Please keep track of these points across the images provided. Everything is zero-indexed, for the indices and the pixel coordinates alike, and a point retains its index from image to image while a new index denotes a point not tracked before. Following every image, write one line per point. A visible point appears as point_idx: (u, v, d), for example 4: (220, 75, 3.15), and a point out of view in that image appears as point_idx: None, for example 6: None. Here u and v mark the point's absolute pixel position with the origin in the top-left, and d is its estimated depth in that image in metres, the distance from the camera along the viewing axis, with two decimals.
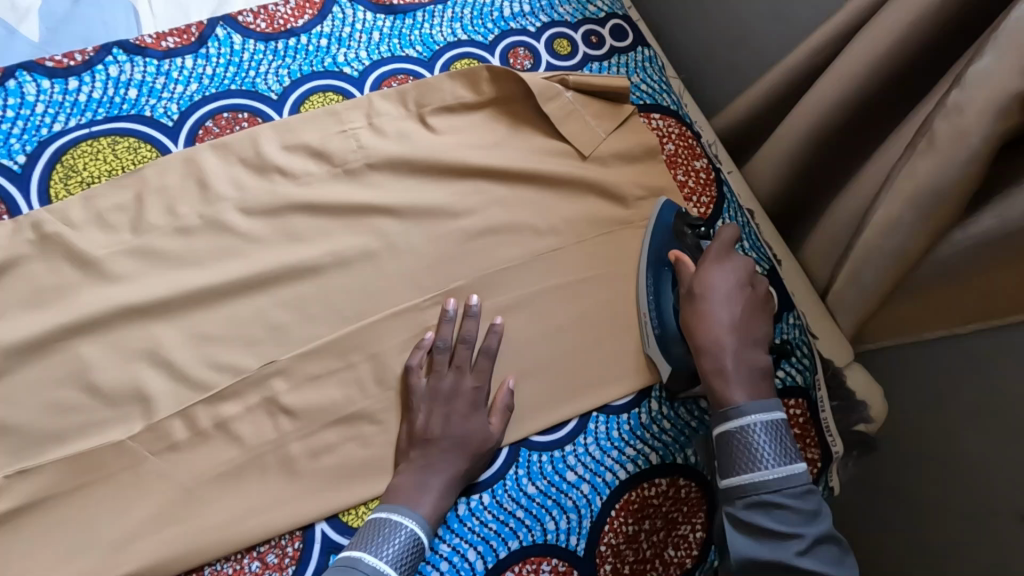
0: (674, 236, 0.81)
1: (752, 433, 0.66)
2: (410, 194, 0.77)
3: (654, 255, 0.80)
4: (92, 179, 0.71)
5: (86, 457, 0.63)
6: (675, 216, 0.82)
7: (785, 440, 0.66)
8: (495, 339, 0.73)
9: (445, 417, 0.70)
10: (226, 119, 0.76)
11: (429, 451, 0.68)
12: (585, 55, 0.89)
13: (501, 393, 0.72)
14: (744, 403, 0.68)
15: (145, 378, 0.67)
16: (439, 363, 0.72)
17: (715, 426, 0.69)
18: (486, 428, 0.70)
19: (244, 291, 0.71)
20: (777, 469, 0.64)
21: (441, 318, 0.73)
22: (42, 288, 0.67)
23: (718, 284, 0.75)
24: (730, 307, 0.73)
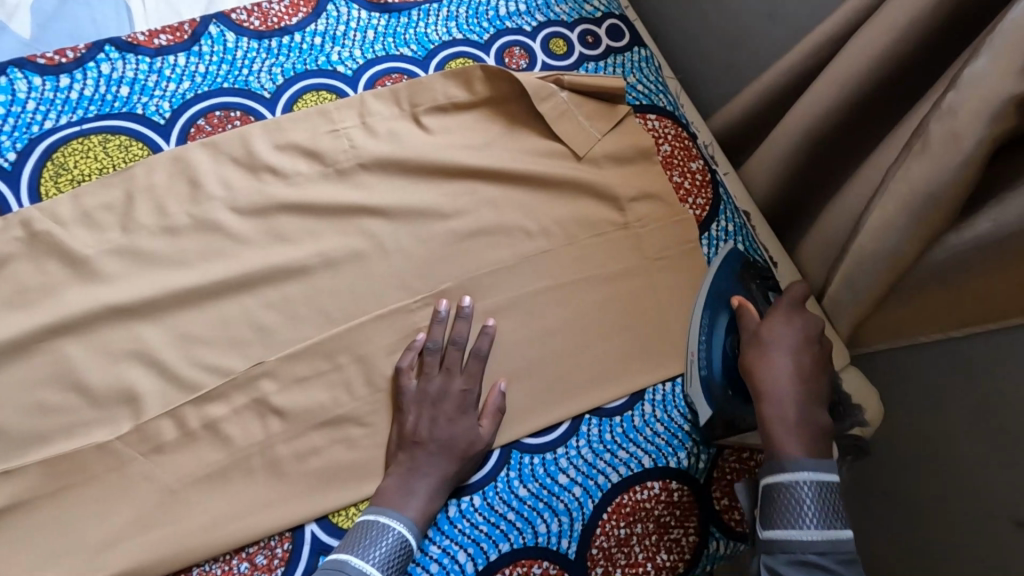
0: (738, 280, 0.82)
1: (801, 491, 0.66)
2: (402, 195, 0.76)
3: (714, 296, 0.81)
4: (83, 176, 0.71)
5: (70, 459, 0.62)
6: (739, 264, 0.83)
7: (832, 502, 0.67)
8: (486, 341, 0.72)
9: (433, 420, 0.69)
10: (218, 117, 0.76)
11: (417, 454, 0.68)
12: (581, 55, 0.88)
13: (492, 396, 0.72)
14: (800, 458, 0.68)
15: (135, 377, 0.66)
16: (430, 365, 0.72)
17: (765, 476, 0.69)
18: (475, 431, 0.70)
19: (232, 292, 0.70)
20: (820, 529, 0.64)
21: (433, 319, 0.73)
22: (27, 288, 0.66)
23: (787, 339, 0.76)
24: (795, 357, 0.74)
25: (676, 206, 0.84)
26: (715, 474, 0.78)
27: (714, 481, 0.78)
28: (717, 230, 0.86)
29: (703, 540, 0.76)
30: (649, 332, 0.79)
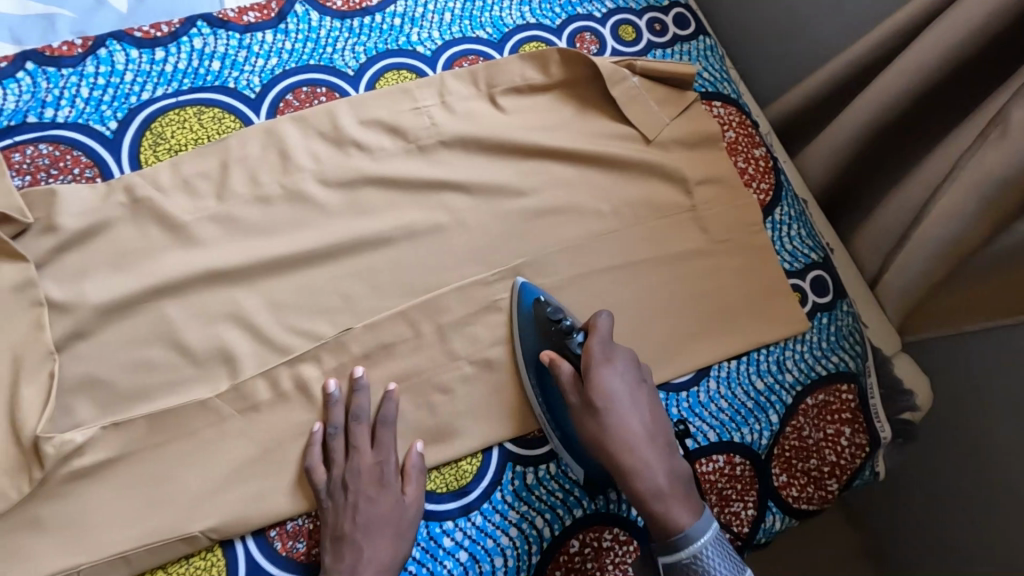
0: (539, 330, 0.74)
1: (704, 559, 0.63)
2: (478, 172, 0.79)
3: (532, 358, 0.74)
4: (180, 146, 0.73)
5: (173, 413, 0.65)
6: (535, 305, 0.75)
7: (729, 550, 0.65)
8: (391, 407, 0.69)
9: (353, 507, 0.65)
10: (305, 93, 0.78)
11: (344, 550, 0.64)
12: (649, 42, 0.90)
13: (410, 458, 0.69)
14: (690, 525, 0.64)
15: (231, 339, 0.68)
16: (337, 450, 0.67)
17: (663, 556, 0.64)
18: (401, 502, 0.67)
19: (319, 260, 0.73)
20: None
21: (327, 403, 0.68)
22: (128, 249, 0.68)
23: (613, 389, 0.69)
24: (635, 406, 0.69)
25: (743, 189, 0.86)
26: (775, 451, 0.80)
27: (774, 458, 0.80)
28: (780, 214, 0.88)
29: (760, 514, 0.80)
30: (712, 308, 0.81)
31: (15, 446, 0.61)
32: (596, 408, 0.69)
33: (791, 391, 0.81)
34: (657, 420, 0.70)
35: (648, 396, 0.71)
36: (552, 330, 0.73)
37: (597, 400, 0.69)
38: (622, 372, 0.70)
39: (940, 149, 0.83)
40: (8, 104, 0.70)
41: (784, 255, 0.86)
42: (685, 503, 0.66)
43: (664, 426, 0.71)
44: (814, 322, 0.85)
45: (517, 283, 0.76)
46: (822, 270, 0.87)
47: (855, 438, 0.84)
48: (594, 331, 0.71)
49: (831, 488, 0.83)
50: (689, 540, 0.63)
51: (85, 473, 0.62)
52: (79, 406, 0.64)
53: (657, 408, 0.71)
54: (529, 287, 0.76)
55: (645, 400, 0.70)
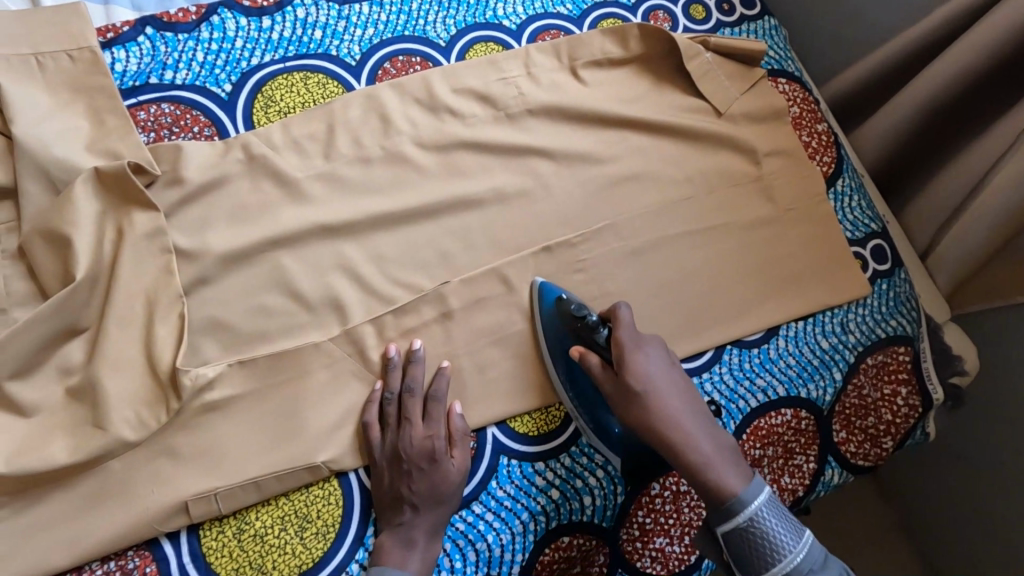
0: (564, 326, 0.75)
1: (763, 521, 0.62)
2: (563, 140, 0.84)
3: (561, 354, 0.75)
4: (288, 109, 0.78)
5: (291, 354, 0.70)
6: (556, 304, 0.76)
7: (787, 513, 0.64)
8: (442, 382, 0.72)
9: (407, 475, 0.68)
10: (401, 62, 0.83)
11: (403, 509, 0.67)
12: (718, 21, 0.95)
13: (455, 423, 0.71)
14: (742, 491, 0.63)
15: (341, 288, 0.73)
16: (391, 416, 0.70)
17: (722, 524, 0.63)
18: (451, 468, 0.69)
19: (419, 218, 0.78)
20: (796, 545, 0.61)
21: (386, 367, 0.71)
22: (246, 203, 0.73)
23: (649, 375, 0.69)
24: (671, 387, 0.69)
25: (807, 162, 0.90)
26: (836, 408, 0.85)
27: (835, 414, 0.85)
28: (842, 186, 0.92)
29: (820, 468, 0.85)
30: (779, 274, 0.86)
31: (152, 379, 0.66)
32: (636, 395, 0.68)
33: (853, 351, 0.86)
34: (694, 396, 0.71)
35: (681, 374, 0.72)
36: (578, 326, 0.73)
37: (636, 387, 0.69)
38: (654, 358, 0.71)
39: (997, 125, 0.87)
40: (130, 66, 0.75)
41: (846, 225, 0.91)
42: (735, 471, 0.65)
43: (701, 403, 0.71)
44: (874, 288, 0.89)
45: (538, 283, 0.78)
46: (882, 240, 0.92)
47: (909, 400, 0.89)
48: (618, 322, 0.72)
49: (886, 445, 0.88)
50: (745, 504, 0.62)
51: (215, 406, 0.67)
52: (206, 346, 0.68)
53: (691, 386, 0.71)
54: (549, 285, 0.77)
55: (680, 380, 0.71)
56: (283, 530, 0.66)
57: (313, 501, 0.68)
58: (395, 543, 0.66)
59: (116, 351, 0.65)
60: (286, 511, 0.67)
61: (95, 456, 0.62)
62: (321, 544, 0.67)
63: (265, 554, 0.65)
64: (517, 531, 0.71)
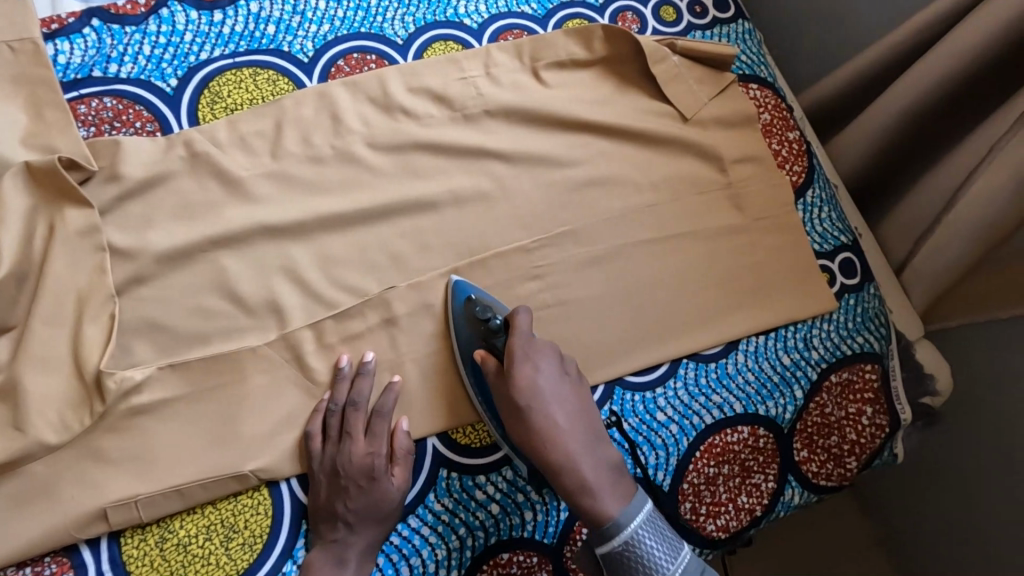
0: (470, 327, 0.73)
1: (639, 544, 0.61)
2: (521, 142, 0.81)
3: (464, 355, 0.73)
4: (236, 106, 0.76)
5: (225, 358, 0.68)
6: (465, 305, 0.74)
7: (665, 529, 0.63)
8: (391, 398, 0.70)
9: (344, 491, 0.66)
10: (356, 59, 0.81)
11: (338, 525, 0.65)
12: (690, 23, 0.92)
13: (398, 440, 0.69)
14: (620, 514, 0.62)
15: (281, 291, 0.71)
16: (333, 428, 0.68)
17: (599, 547, 0.62)
18: (389, 486, 0.67)
19: (366, 220, 0.75)
20: (671, 565, 0.61)
21: (335, 376, 0.70)
22: (187, 202, 0.71)
23: (536, 389, 0.67)
24: (558, 401, 0.68)
25: (777, 171, 0.88)
26: (798, 426, 0.83)
27: (796, 432, 0.83)
28: (812, 197, 0.89)
29: (780, 487, 0.82)
30: (742, 285, 0.83)
31: (79, 380, 0.64)
32: (520, 409, 0.67)
33: (816, 368, 0.83)
34: (584, 412, 0.69)
35: (574, 387, 0.70)
36: (483, 329, 0.72)
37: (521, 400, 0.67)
38: (546, 370, 0.69)
39: (975, 136, 0.85)
40: (74, 59, 0.73)
41: (815, 237, 0.88)
42: (613, 493, 0.64)
43: (592, 418, 0.70)
44: (842, 303, 0.86)
45: (452, 281, 0.75)
46: (851, 253, 0.89)
47: (875, 419, 0.86)
48: (514, 326, 0.70)
49: (850, 465, 0.85)
50: (621, 528, 0.61)
51: (143, 409, 0.65)
52: (137, 347, 0.67)
53: (583, 402, 0.70)
54: (461, 283, 0.75)
55: (571, 394, 0.69)
56: (208, 540, 0.64)
57: (241, 510, 0.66)
58: (326, 559, 0.64)
59: (41, 350, 0.64)
60: (212, 520, 0.65)
61: (14, 459, 0.61)
62: (247, 555, 0.65)
63: (188, 564, 0.64)
64: (454, 547, 0.69)
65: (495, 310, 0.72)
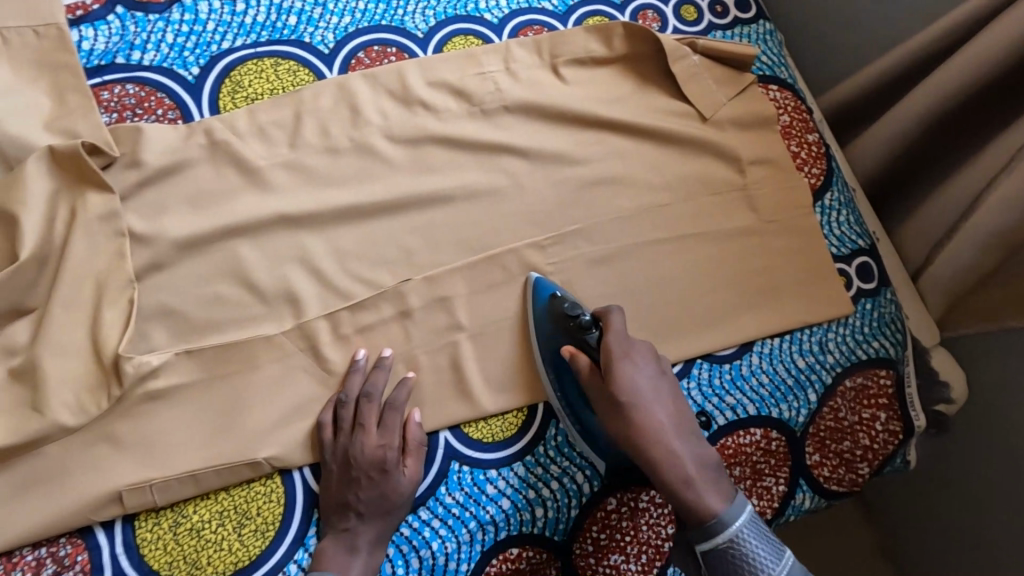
0: (556, 325, 0.74)
1: (742, 542, 0.62)
2: (539, 138, 0.81)
3: (552, 352, 0.74)
4: (256, 95, 0.76)
5: (240, 346, 0.68)
6: (550, 302, 0.75)
7: (769, 532, 0.64)
8: (404, 392, 0.70)
9: (355, 482, 0.66)
10: (376, 52, 0.81)
11: (348, 515, 0.66)
12: (710, 23, 0.91)
13: (411, 433, 0.69)
14: (725, 510, 0.63)
15: (297, 282, 0.71)
16: (345, 420, 0.68)
17: (701, 542, 0.63)
18: (400, 478, 0.67)
19: (382, 212, 0.75)
20: (776, 567, 0.61)
21: (349, 368, 0.70)
22: (205, 190, 0.72)
23: (636, 385, 0.68)
24: (655, 396, 0.69)
25: (795, 173, 0.87)
26: (811, 429, 0.82)
27: (808, 436, 0.82)
28: (830, 200, 0.89)
29: (791, 491, 0.82)
30: (757, 286, 0.82)
31: (96, 364, 0.64)
32: (622, 405, 0.68)
33: (830, 372, 0.83)
34: (680, 410, 0.70)
35: (669, 386, 0.71)
36: (571, 327, 0.73)
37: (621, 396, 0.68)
38: (642, 367, 0.70)
39: (995, 142, 0.84)
40: (98, 45, 0.74)
41: (832, 240, 0.87)
42: (715, 488, 0.65)
43: (687, 414, 0.70)
44: (858, 307, 0.86)
45: (533, 278, 0.76)
46: (869, 257, 0.88)
47: (888, 426, 0.85)
48: (608, 325, 0.71)
49: (862, 471, 0.85)
50: (726, 525, 0.62)
51: (159, 394, 0.65)
52: (154, 333, 0.67)
53: (679, 398, 0.71)
54: (543, 281, 0.76)
55: (667, 390, 0.70)
56: (221, 526, 0.65)
57: (253, 497, 0.66)
58: (337, 548, 0.64)
59: (60, 333, 0.64)
60: (225, 506, 0.65)
61: (30, 440, 0.61)
62: (259, 542, 0.65)
63: (200, 549, 0.64)
64: (464, 540, 0.69)
65: (584, 308, 0.73)
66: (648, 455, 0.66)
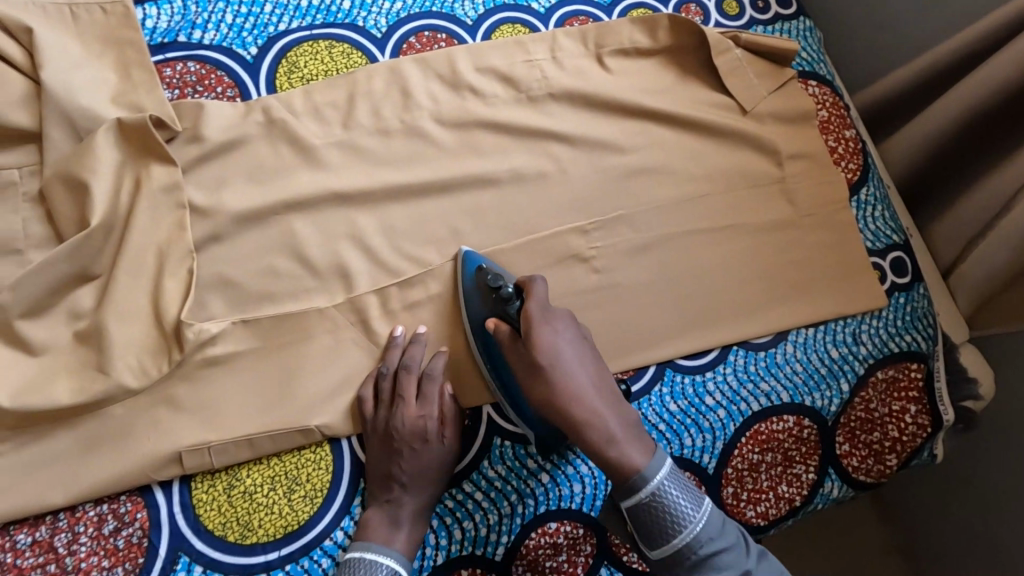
0: (481, 297, 0.72)
1: (665, 495, 0.60)
2: (583, 126, 0.83)
3: (477, 326, 0.73)
4: (311, 77, 0.79)
5: (295, 317, 0.70)
6: (474, 276, 0.73)
7: (689, 482, 0.62)
8: (441, 365, 0.72)
9: (397, 452, 0.68)
10: (427, 37, 0.83)
11: (390, 486, 0.67)
12: (752, 18, 0.93)
13: (447, 406, 0.71)
14: (647, 464, 0.61)
15: (348, 257, 0.74)
16: (386, 393, 0.70)
17: (625, 498, 0.61)
18: (438, 449, 0.69)
19: (430, 193, 0.77)
20: (697, 515, 0.60)
21: (388, 344, 0.72)
22: (262, 166, 0.74)
23: (557, 348, 0.65)
24: (577, 359, 0.66)
25: (832, 167, 0.88)
26: (841, 419, 0.83)
27: (838, 426, 0.83)
28: (866, 195, 0.90)
29: (819, 479, 0.83)
30: (793, 276, 0.84)
31: (157, 330, 0.67)
32: (540, 367, 0.64)
33: (863, 363, 0.84)
34: (603, 374, 0.67)
35: (592, 352, 0.68)
36: (493, 298, 0.71)
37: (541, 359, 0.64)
38: (563, 331, 0.67)
39: None
40: (161, 24, 0.76)
41: (867, 234, 0.89)
42: (638, 447, 0.62)
43: (610, 379, 0.67)
44: (891, 301, 0.87)
45: (461, 253, 0.75)
46: (902, 252, 0.89)
47: (917, 419, 0.86)
48: (530, 294, 0.69)
49: (890, 462, 0.86)
50: (648, 479, 0.60)
51: (217, 361, 0.67)
52: (212, 302, 0.69)
53: (602, 365, 0.68)
54: (470, 257, 0.75)
55: (589, 355, 0.67)
56: (272, 490, 0.67)
57: (303, 464, 0.68)
58: (381, 520, 0.66)
59: (124, 299, 0.66)
60: (276, 472, 0.68)
61: (96, 399, 0.63)
62: (308, 507, 0.67)
63: (253, 512, 0.66)
64: (505, 512, 0.71)
65: (506, 279, 0.71)
66: (567, 418, 0.62)
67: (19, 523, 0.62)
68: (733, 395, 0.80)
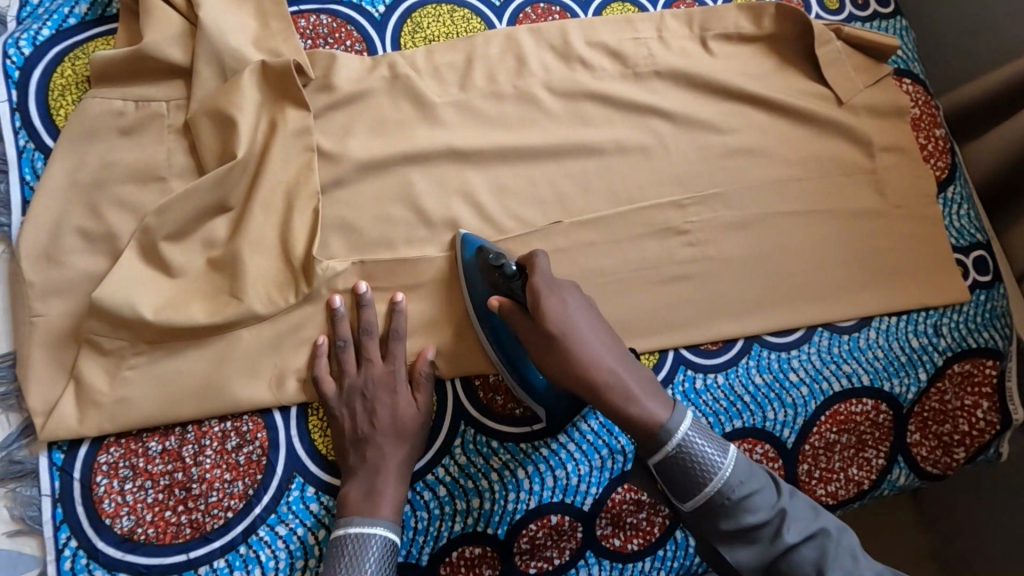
0: (482, 275, 0.71)
1: (690, 445, 0.58)
2: (685, 104, 0.85)
3: (480, 305, 0.72)
4: (433, 38, 0.83)
5: (409, 263, 0.74)
6: (473, 256, 0.72)
7: (712, 430, 0.61)
8: (399, 321, 0.71)
9: (370, 411, 0.68)
10: (542, 10, 0.87)
11: (366, 451, 0.66)
12: (850, 13, 0.95)
13: (421, 364, 0.71)
14: (670, 419, 0.59)
15: (459, 212, 0.77)
16: (347, 362, 0.69)
17: (652, 456, 0.59)
18: (412, 405, 0.69)
19: (538, 157, 0.80)
20: (725, 459, 0.58)
21: (332, 318, 0.69)
22: (384, 119, 0.77)
23: (568, 319, 0.63)
24: (591, 326, 0.64)
25: (921, 162, 0.90)
26: (915, 408, 0.85)
27: (912, 414, 0.85)
28: (952, 193, 0.92)
29: (888, 466, 0.85)
30: (878, 265, 0.86)
31: (283, 263, 0.70)
32: (554, 339, 0.62)
33: (942, 355, 0.86)
34: (615, 338, 0.65)
35: (601, 320, 0.66)
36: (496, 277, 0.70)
37: (553, 332, 0.63)
38: (572, 302, 0.65)
39: None
40: None
41: (951, 231, 0.91)
42: (658, 401, 0.61)
43: (623, 343, 0.66)
44: (972, 297, 0.89)
45: (460, 234, 0.74)
46: (985, 252, 0.91)
47: (985, 416, 0.87)
48: (533, 268, 0.66)
49: (958, 456, 0.87)
50: (671, 432, 0.59)
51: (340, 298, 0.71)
52: (334, 243, 0.73)
53: (613, 331, 0.66)
54: (468, 237, 0.74)
55: (599, 320, 0.66)
56: None
57: None
58: (360, 491, 0.64)
59: (255, 230, 0.70)
60: None
61: (227, 321, 0.67)
62: None
63: None
64: (596, 465, 0.74)
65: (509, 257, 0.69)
66: (586, 383, 0.61)
67: (151, 432, 0.67)
68: (816, 373, 0.82)
